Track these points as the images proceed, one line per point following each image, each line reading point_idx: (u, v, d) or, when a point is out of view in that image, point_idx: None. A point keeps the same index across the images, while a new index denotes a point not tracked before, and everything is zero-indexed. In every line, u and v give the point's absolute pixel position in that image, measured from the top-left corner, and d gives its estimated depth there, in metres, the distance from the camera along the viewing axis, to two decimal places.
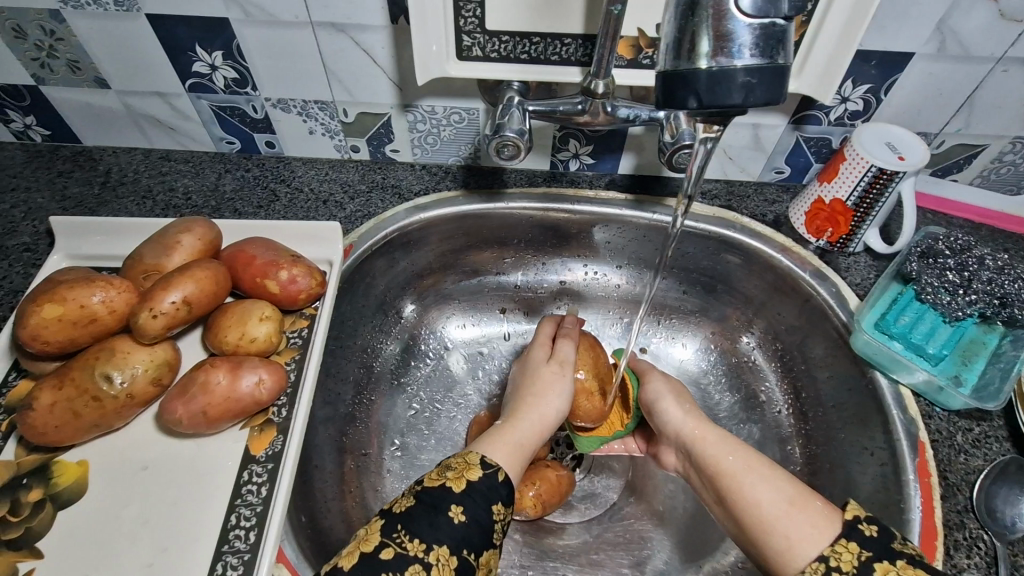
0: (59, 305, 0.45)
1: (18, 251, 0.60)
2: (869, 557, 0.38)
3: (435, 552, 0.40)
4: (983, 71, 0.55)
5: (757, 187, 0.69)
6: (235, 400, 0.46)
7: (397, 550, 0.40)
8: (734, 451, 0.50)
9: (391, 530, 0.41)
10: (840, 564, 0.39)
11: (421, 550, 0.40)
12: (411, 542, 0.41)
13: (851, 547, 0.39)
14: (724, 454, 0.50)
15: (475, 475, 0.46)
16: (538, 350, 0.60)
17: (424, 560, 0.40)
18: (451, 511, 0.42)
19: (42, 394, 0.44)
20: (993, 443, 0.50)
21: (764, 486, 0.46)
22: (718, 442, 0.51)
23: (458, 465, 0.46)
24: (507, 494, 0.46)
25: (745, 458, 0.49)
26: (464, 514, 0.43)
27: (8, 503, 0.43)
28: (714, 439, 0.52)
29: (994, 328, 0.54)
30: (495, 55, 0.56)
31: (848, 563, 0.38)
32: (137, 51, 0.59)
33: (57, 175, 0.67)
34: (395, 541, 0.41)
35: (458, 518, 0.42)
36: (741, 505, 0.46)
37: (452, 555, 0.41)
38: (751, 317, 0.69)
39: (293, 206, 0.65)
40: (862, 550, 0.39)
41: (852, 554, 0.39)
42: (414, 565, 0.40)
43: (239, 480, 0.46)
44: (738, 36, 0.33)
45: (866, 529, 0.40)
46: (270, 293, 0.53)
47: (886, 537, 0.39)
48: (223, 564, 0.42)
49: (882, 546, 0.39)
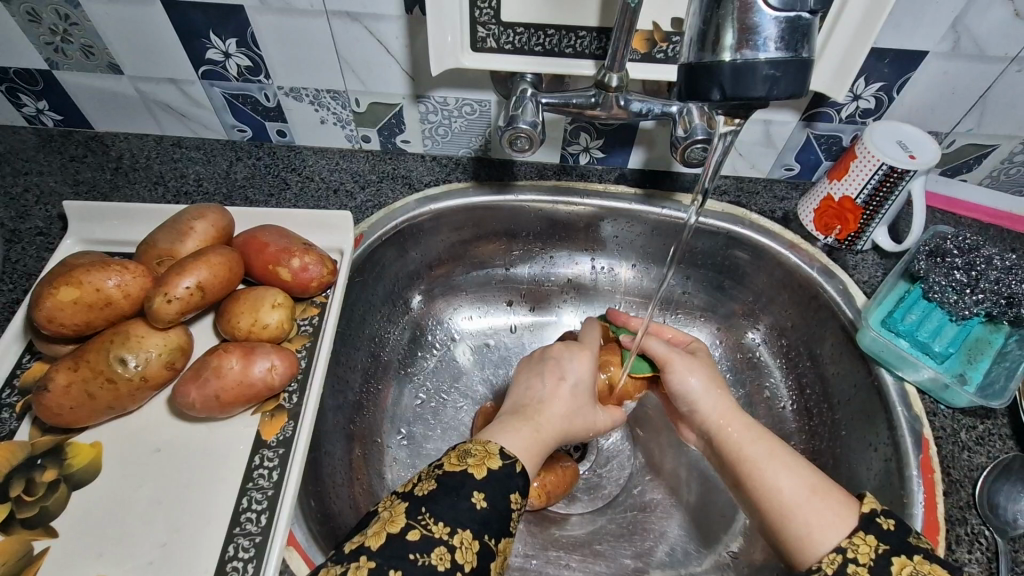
0: (75, 288, 0.45)
1: (32, 234, 0.60)
2: (887, 549, 0.39)
3: (459, 535, 0.41)
4: (996, 70, 0.55)
5: (767, 184, 0.69)
6: (248, 385, 0.47)
7: (423, 532, 0.41)
8: (758, 439, 0.50)
9: (415, 512, 0.42)
10: (857, 556, 0.40)
11: (445, 533, 0.41)
12: (436, 525, 0.41)
13: (869, 539, 0.40)
14: (748, 441, 0.50)
15: (495, 463, 0.46)
16: (585, 377, 0.56)
17: (448, 542, 0.41)
18: (473, 497, 0.43)
19: (58, 375, 0.44)
20: (996, 441, 0.51)
21: (786, 473, 0.46)
22: (744, 431, 0.51)
23: (477, 452, 0.46)
24: (524, 484, 0.46)
25: (769, 446, 0.49)
26: (485, 501, 0.43)
27: (23, 483, 0.43)
28: (742, 427, 0.51)
29: (1000, 328, 0.55)
30: (509, 47, 0.56)
31: (865, 555, 0.39)
32: (152, 36, 0.59)
33: (69, 160, 0.68)
34: (422, 523, 0.41)
35: (479, 504, 0.43)
36: (762, 492, 0.47)
37: (474, 538, 0.41)
38: (757, 313, 0.69)
39: (304, 194, 0.65)
40: (879, 542, 0.40)
41: (869, 547, 0.40)
42: (439, 548, 0.40)
43: (251, 464, 0.46)
44: (764, 29, 0.33)
45: (883, 523, 0.41)
46: (282, 280, 0.53)
47: (902, 530, 0.40)
48: (234, 546, 0.42)
49: (899, 539, 0.40)
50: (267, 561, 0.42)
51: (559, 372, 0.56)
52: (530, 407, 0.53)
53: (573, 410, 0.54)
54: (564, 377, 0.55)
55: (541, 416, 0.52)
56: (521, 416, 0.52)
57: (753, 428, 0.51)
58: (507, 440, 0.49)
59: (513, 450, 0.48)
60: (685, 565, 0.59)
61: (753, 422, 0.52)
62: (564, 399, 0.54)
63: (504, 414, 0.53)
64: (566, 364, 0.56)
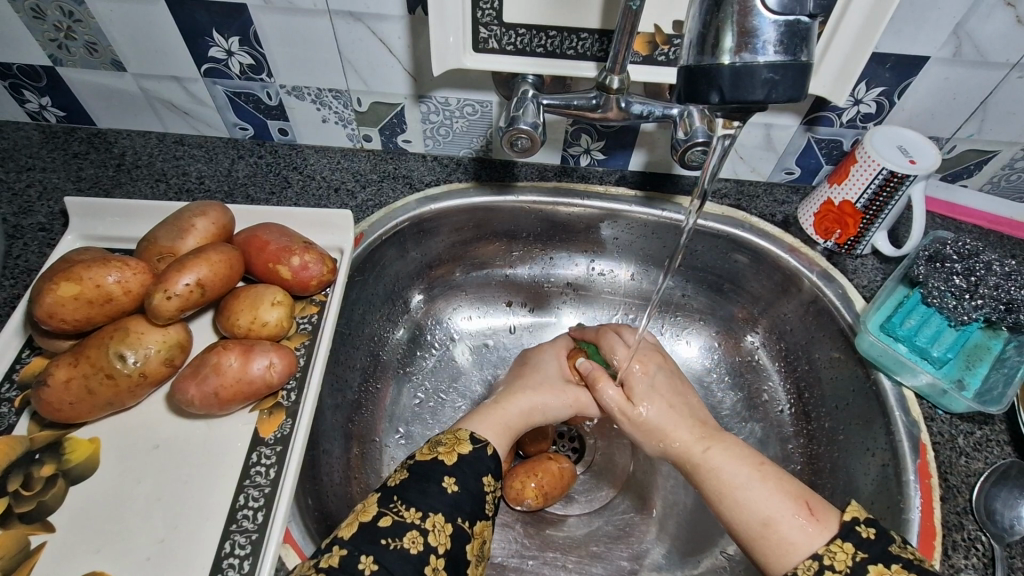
0: (75, 284, 0.45)
1: (34, 230, 0.61)
2: (865, 558, 0.39)
3: (431, 519, 0.42)
4: (998, 76, 0.55)
5: (767, 187, 0.69)
6: (246, 382, 0.47)
7: (395, 518, 0.41)
8: (713, 472, 0.49)
9: (387, 500, 0.42)
10: (833, 563, 0.40)
11: (417, 517, 0.41)
12: (408, 510, 0.42)
13: (846, 547, 0.40)
14: (703, 481, 0.49)
15: (465, 447, 0.47)
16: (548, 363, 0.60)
17: (421, 526, 0.41)
18: (444, 481, 0.44)
19: (57, 370, 0.44)
20: (993, 447, 0.51)
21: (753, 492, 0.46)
22: (698, 467, 0.50)
23: (447, 440, 0.48)
24: (496, 469, 0.48)
25: (731, 470, 0.48)
26: (456, 484, 0.44)
27: (21, 477, 0.43)
28: (694, 466, 0.50)
29: (999, 334, 0.55)
30: (511, 48, 0.56)
31: (842, 562, 0.40)
32: (156, 34, 0.60)
33: (72, 156, 0.68)
34: (393, 510, 0.42)
35: (449, 488, 0.44)
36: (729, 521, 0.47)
37: (447, 522, 0.42)
38: (756, 317, 0.69)
39: (305, 193, 0.65)
40: (857, 550, 0.40)
41: (847, 554, 0.40)
42: (411, 531, 0.41)
43: (248, 461, 0.46)
44: (762, 33, 0.33)
45: (864, 531, 0.41)
46: (282, 279, 0.53)
47: (884, 540, 0.40)
48: (231, 543, 0.43)
49: (880, 549, 0.40)
50: (263, 558, 0.42)
51: (534, 362, 0.60)
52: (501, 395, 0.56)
53: (539, 394, 0.56)
54: (537, 367, 0.60)
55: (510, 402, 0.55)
56: (494, 404, 0.54)
57: (709, 460, 0.50)
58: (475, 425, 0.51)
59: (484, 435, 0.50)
60: (682, 567, 0.59)
61: (707, 450, 0.50)
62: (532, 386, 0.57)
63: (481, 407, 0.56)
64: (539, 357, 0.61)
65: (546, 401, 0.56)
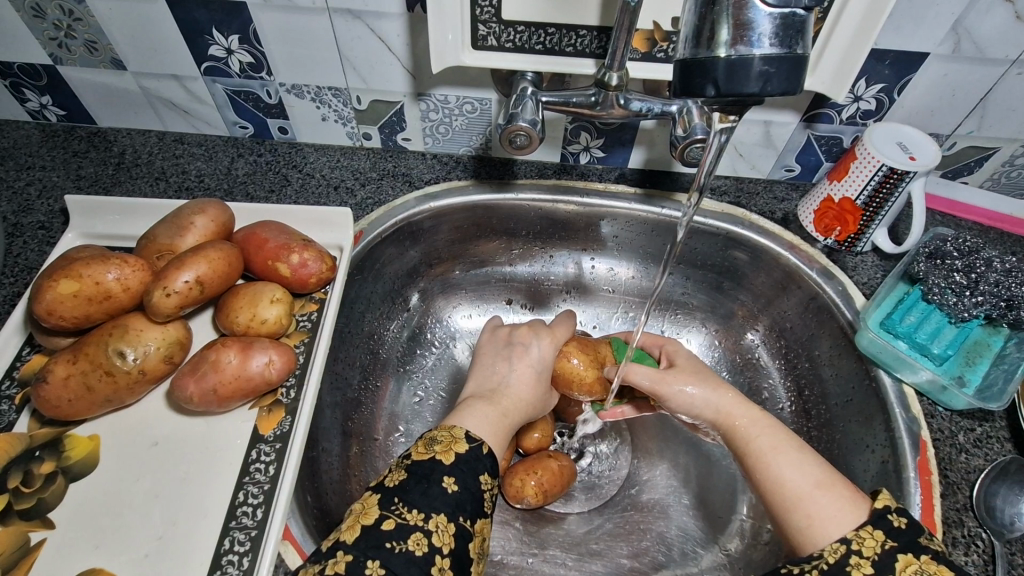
0: (75, 281, 0.45)
1: (34, 228, 0.61)
2: (894, 546, 0.39)
3: (434, 520, 0.41)
4: (998, 72, 0.55)
5: (767, 185, 0.69)
6: (245, 379, 0.47)
7: (398, 521, 0.41)
8: (767, 429, 0.50)
9: (388, 502, 0.42)
10: (862, 549, 0.40)
11: (420, 519, 0.41)
12: (410, 513, 0.41)
13: (876, 534, 0.40)
14: (756, 434, 0.50)
15: (462, 447, 0.46)
16: (549, 360, 0.57)
17: (424, 528, 0.40)
18: (444, 481, 0.43)
19: (57, 368, 0.44)
20: (994, 443, 0.51)
21: (791, 466, 0.47)
22: (752, 421, 0.51)
23: (444, 438, 0.47)
24: (492, 466, 0.47)
25: (779, 435, 0.49)
26: (456, 484, 0.43)
27: (21, 475, 0.43)
28: (749, 418, 0.51)
29: (999, 330, 0.55)
30: (509, 45, 0.56)
31: (871, 548, 0.39)
32: (155, 33, 0.60)
33: (73, 155, 0.68)
34: (395, 512, 0.41)
35: (450, 488, 0.43)
36: (768, 481, 0.47)
37: (449, 521, 0.42)
38: (757, 314, 0.69)
39: (304, 191, 0.65)
40: (887, 538, 0.40)
41: (876, 541, 0.40)
42: (415, 534, 0.40)
43: (248, 458, 0.46)
44: (758, 25, 0.33)
45: (895, 520, 0.41)
46: (281, 276, 0.53)
47: (914, 530, 0.40)
48: (229, 540, 0.43)
49: (909, 539, 0.40)
50: (262, 555, 0.42)
51: (528, 358, 0.56)
52: (496, 392, 0.54)
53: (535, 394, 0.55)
54: (530, 361, 0.56)
55: (507, 400, 0.53)
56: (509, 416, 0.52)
57: (750, 425, 0.51)
58: (472, 423, 0.49)
59: (479, 433, 0.49)
60: (683, 565, 0.59)
61: (761, 411, 0.52)
62: (527, 384, 0.55)
63: (471, 397, 0.54)
64: (532, 348, 0.57)
65: (539, 399, 0.56)
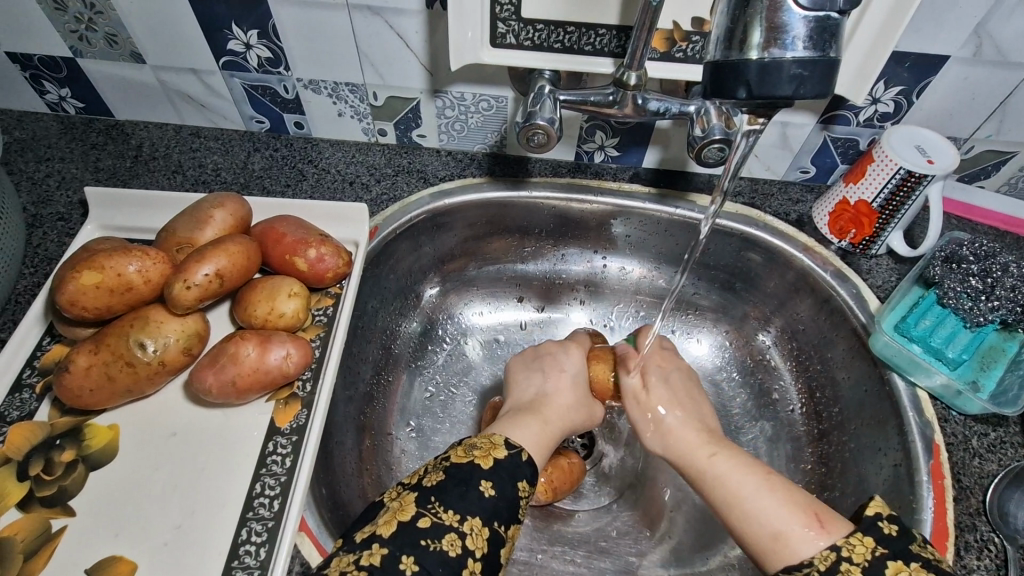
0: (97, 273, 0.46)
1: (53, 220, 0.61)
2: (884, 553, 0.39)
3: (469, 522, 0.42)
4: (1018, 77, 0.54)
5: (781, 186, 0.69)
6: (263, 372, 0.47)
7: (433, 519, 0.41)
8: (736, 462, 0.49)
9: (424, 501, 0.42)
10: (852, 555, 0.40)
11: (456, 520, 0.41)
12: (445, 513, 0.41)
13: (866, 540, 0.40)
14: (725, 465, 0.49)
15: (500, 453, 0.47)
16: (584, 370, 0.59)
17: (459, 529, 0.41)
18: (481, 486, 0.43)
19: (79, 357, 0.45)
20: (1008, 449, 0.51)
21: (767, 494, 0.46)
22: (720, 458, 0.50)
23: (482, 444, 0.47)
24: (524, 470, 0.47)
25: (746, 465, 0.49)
26: (493, 489, 0.44)
27: (42, 462, 0.44)
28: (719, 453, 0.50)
29: (1015, 336, 0.54)
30: (528, 44, 0.56)
31: (861, 555, 0.40)
32: (175, 26, 0.60)
33: (91, 147, 0.69)
34: (431, 511, 0.41)
35: (487, 493, 0.43)
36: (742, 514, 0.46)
37: (484, 526, 0.42)
38: (769, 316, 0.69)
39: (320, 186, 0.66)
40: (876, 545, 0.40)
41: (865, 548, 0.40)
42: (449, 535, 0.41)
43: (264, 450, 0.47)
44: (793, 28, 0.33)
45: (886, 528, 0.41)
46: (298, 271, 0.54)
47: (906, 538, 0.40)
48: (247, 530, 0.43)
49: (901, 546, 0.40)
50: (279, 547, 0.42)
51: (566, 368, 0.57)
52: (537, 403, 0.55)
53: (577, 399, 0.57)
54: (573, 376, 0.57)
55: (548, 411, 0.54)
56: (521, 415, 0.53)
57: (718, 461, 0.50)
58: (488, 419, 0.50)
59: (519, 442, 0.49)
60: (690, 565, 0.59)
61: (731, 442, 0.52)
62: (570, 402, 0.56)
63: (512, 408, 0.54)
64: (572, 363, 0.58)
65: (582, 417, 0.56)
